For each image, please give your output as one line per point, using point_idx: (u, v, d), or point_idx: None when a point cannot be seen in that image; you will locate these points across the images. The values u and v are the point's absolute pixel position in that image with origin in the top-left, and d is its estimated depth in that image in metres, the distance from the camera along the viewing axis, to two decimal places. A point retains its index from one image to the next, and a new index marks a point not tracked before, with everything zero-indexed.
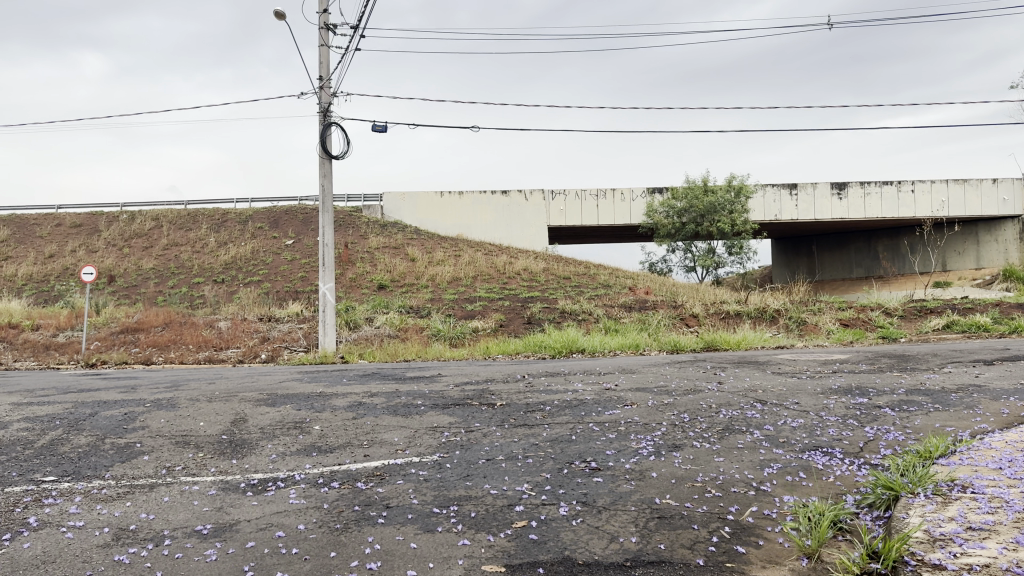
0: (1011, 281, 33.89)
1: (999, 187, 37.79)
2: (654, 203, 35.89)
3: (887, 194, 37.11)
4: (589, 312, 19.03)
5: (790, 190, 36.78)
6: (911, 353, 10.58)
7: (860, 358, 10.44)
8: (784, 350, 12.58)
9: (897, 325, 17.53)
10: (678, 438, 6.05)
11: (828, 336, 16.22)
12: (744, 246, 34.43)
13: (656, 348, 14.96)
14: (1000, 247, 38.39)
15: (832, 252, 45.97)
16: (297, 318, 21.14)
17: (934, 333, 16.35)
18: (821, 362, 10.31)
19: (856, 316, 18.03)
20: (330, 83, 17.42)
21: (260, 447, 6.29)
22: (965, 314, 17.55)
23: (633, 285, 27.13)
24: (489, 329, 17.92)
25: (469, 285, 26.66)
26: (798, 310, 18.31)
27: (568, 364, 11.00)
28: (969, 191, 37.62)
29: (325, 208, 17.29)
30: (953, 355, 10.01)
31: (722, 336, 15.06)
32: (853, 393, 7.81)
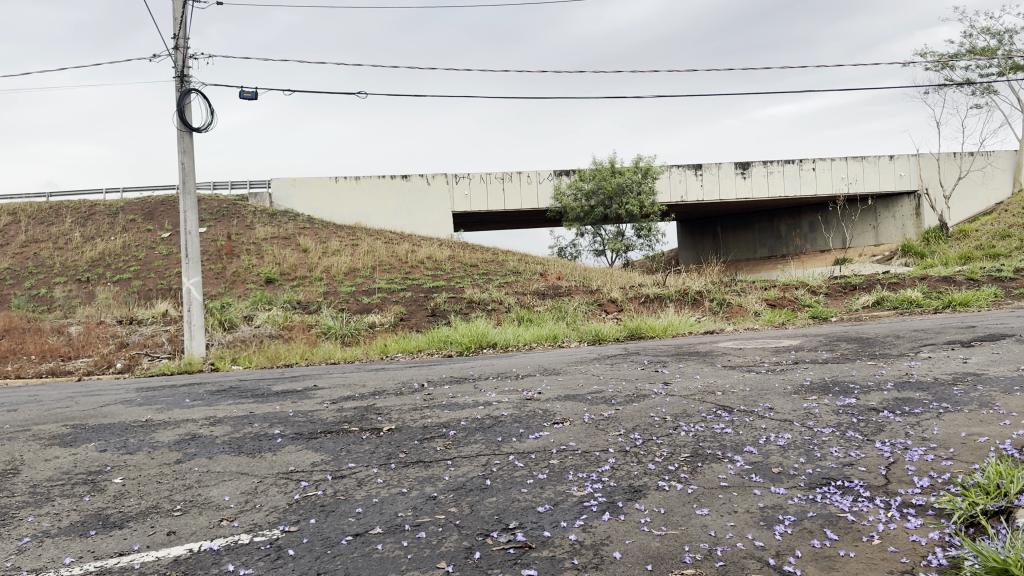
0: (911, 255, 34.09)
1: (896, 163, 37.75)
2: (560, 185, 34.39)
3: (789, 172, 36.62)
4: (499, 301, 17.20)
5: (695, 170, 35.92)
6: (872, 337, 9.16)
7: (815, 344, 8.94)
8: (722, 337, 11.05)
9: (826, 303, 16.31)
10: (635, 476, 4.25)
11: (757, 318, 14.87)
12: (653, 228, 33.38)
13: (575, 340, 13.26)
14: (898, 222, 38.92)
15: (737, 232, 45.82)
16: (165, 319, 18.50)
17: (866, 311, 15.22)
18: (775, 350, 8.76)
19: (782, 296, 16.74)
20: (189, 45, 14.91)
21: (14, 524, 4.17)
22: (894, 290, 16.54)
23: (544, 271, 25.46)
24: (386, 323, 15.86)
25: (367, 276, 24.40)
26: (721, 291, 16.89)
27: (478, 365, 9.10)
28: (867, 168, 37.35)
29: (187, 190, 14.81)
30: (921, 338, 8.63)
31: (646, 322, 13.49)
32: (833, 391, 6.21)
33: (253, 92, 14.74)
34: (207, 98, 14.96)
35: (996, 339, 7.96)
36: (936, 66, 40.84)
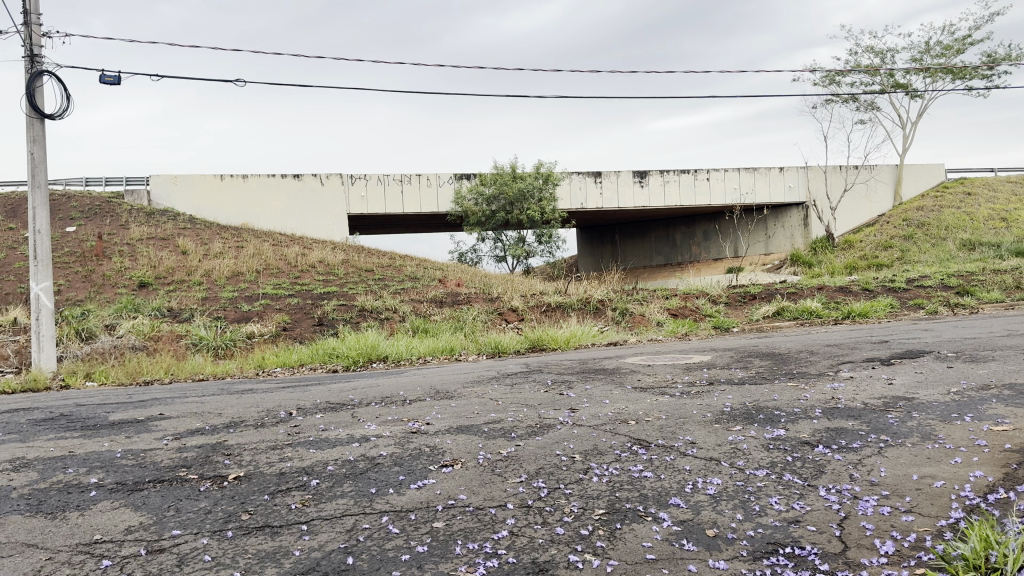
0: (799, 264, 35.01)
1: (786, 175, 38.80)
2: (461, 189, 33.53)
3: (684, 182, 36.89)
4: (392, 309, 16.11)
5: (596, 177, 35.61)
6: (784, 352, 8.63)
7: (727, 361, 8.32)
8: (626, 351, 10.37)
9: (727, 312, 15.83)
10: (540, 547, 3.34)
11: (660, 328, 14.30)
12: (554, 234, 32.87)
13: (473, 352, 12.32)
14: (787, 232, 39.99)
15: (635, 240, 46.10)
16: (15, 329, 16.44)
17: (767, 321, 14.88)
18: (685, 367, 8.07)
19: (683, 304, 16.12)
20: (39, 20, 13.13)
21: None
22: (793, 300, 16.34)
23: (443, 277, 24.46)
24: (266, 334, 14.50)
25: (252, 281, 22.74)
26: (623, 300, 16.32)
27: (361, 386, 8.00)
28: (759, 179, 38.14)
29: (36, 184, 13.01)
30: (836, 354, 8.16)
31: (549, 333, 12.70)
32: (758, 420, 5.51)
33: (114, 76, 13.14)
34: (61, 80, 13.24)
35: (914, 358, 7.54)
36: (823, 82, 42.35)
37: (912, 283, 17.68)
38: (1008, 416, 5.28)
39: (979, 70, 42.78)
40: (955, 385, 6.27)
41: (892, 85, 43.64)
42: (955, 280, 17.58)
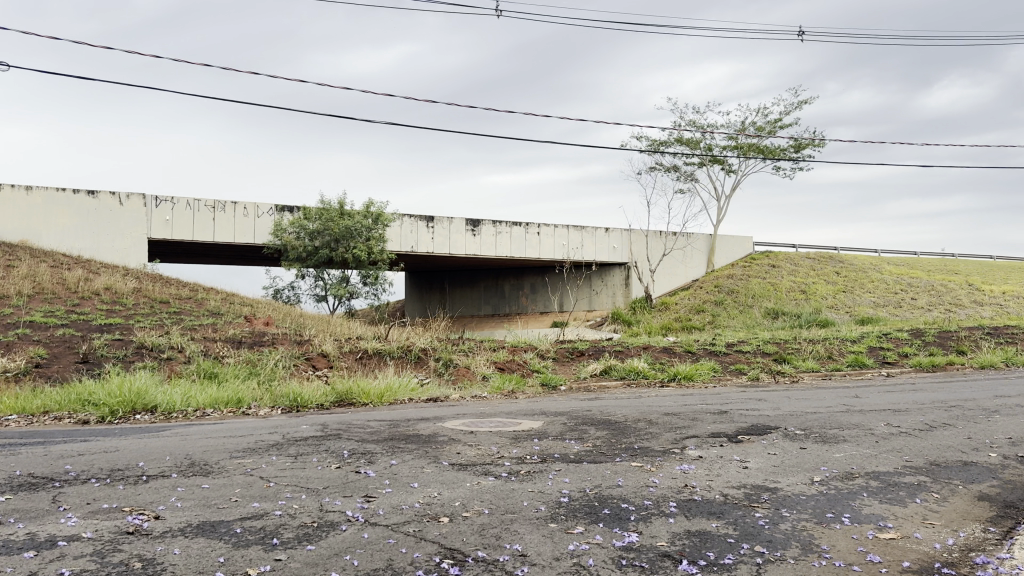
0: (620, 322, 35.58)
1: (610, 236, 39.61)
2: (282, 222, 31.24)
3: (516, 234, 36.52)
4: (181, 348, 13.89)
5: (427, 222, 34.37)
6: (619, 419, 7.61)
7: (556, 428, 7.15)
8: (444, 410, 8.96)
9: (554, 369, 14.76)
10: None
11: (485, 384, 12.98)
12: (380, 277, 31.14)
13: (265, 405, 10.48)
14: (608, 291, 40.56)
15: (463, 288, 45.32)
16: None
17: (594, 380, 13.94)
18: (511, 434, 6.80)
19: (510, 359, 14.95)
20: None
21: None
22: (620, 358, 15.60)
23: (250, 315, 22.05)
24: (12, 372, 11.83)
25: (18, 306, 19.36)
26: (448, 350, 15.02)
27: (92, 453, 6.04)
28: (586, 238, 38.63)
29: None
30: (677, 423, 7.23)
31: (360, 385, 11.10)
32: (602, 516, 4.32)
33: None
34: None
35: (761, 435, 6.74)
36: (649, 149, 44.05)
37: (731, 348, 17.65)
38: (887, 519, 4.44)
39: (785, 153, 46.33)
40: (816, 472, 5.45)
41: (710, 159, 46.22)
42: (771, 347, 17.74)
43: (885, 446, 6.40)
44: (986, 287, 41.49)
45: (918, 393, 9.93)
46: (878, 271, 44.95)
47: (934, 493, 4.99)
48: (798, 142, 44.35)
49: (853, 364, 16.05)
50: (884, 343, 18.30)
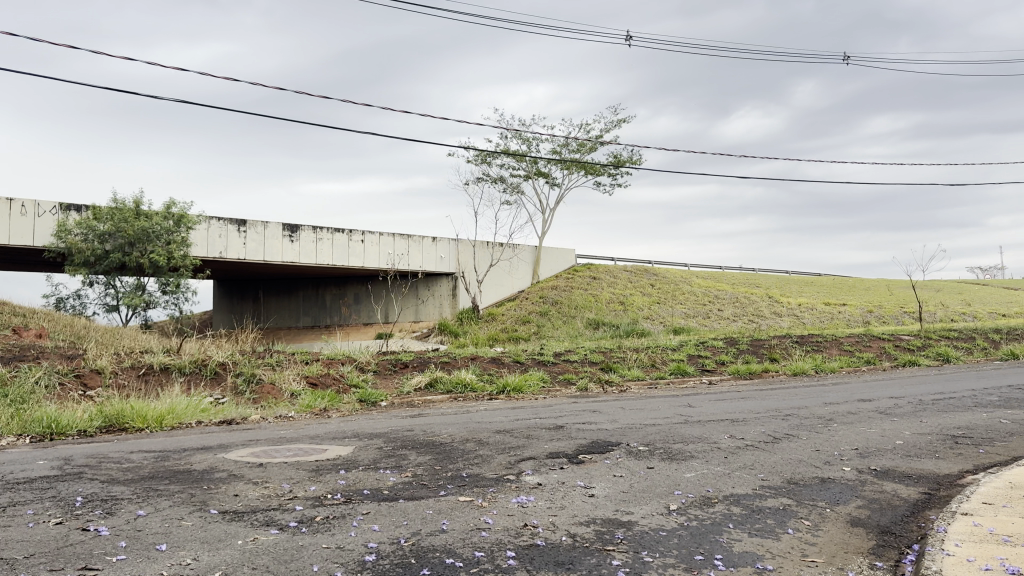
0: (446, 333, 34.73)
1: (438, 246, 38.52)
2: (67, 221, 27.59)
3: (338, 241, 34.59)
4: None
5: (239, 225, 31.74)
6: (443, 441, 6.51)
7: (368, 454, 5.93)
8: (234, 437, 7.46)
9: (374, 384, 13.43)
10: None
11: (292, 403, 11.47)
12: (183, 284, 28.29)
13: (10, 434, 8.46)
14: (435, 301, 39.33)
15: (280, 298, 42.57)
16: None
17: (417, 395, 12.73)
18: (312, 466, 5.50)
19: (324, 372, 13.42)
20: None
21: None
22: (447, 370, 14.50)
23: (20, 325, 18.94)
24: None
25: None
26: (252, 364, 13.30)
27: None
28: (412, 247, 37.33)
29: None
30: (509, 442, 6.24)
31: (137, 407, 9.33)
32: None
33: None
34: None
35: (604, 452, 5.88)
36: (475, 159, 43.63)
37: (559, 357, 17.11)
38: (764, 559, 3.67)
39: (605, 169, 47.63)
40: (671, 499, 4.63)
41: (535, 172, 46.58)
42: (598, 356, 17.41)
43: (736, 464, 5.75)
44: (783, 299, 44.66)
45: (750, 401, 9.63)
46: (690, 284, 47.19)
47: (804, 521, 4.31)
48: (619, 159, 45.64)
49: (676, 372, 15.99)
50: (703, 351, 18.47)
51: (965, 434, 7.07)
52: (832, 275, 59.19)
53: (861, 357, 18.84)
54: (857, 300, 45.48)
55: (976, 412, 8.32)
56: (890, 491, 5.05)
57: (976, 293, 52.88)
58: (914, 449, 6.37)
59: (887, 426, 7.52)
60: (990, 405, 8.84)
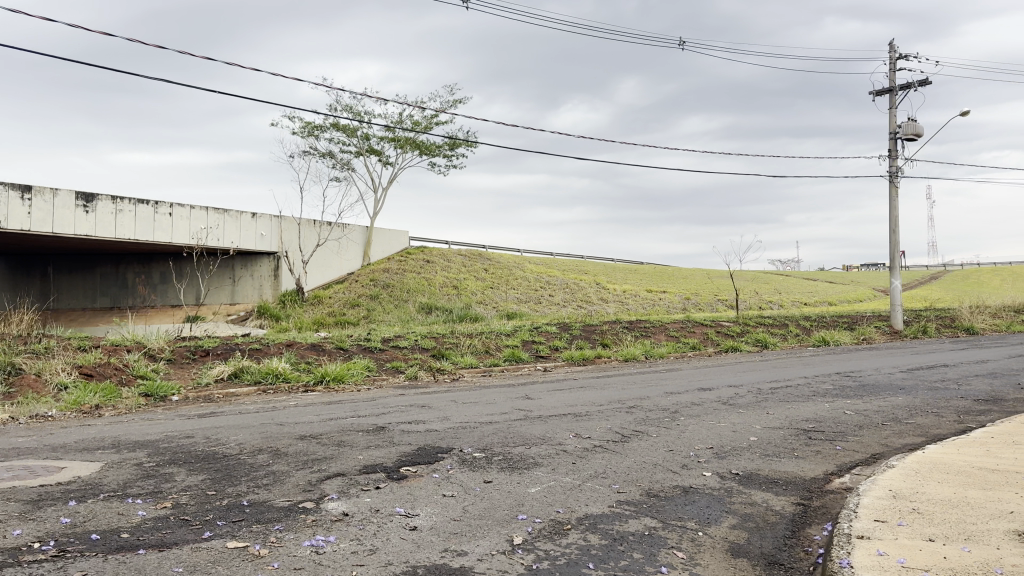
0: (267, 317, 32.39)
1: (258, 222, 35.65)
2: None
3: (141, 214, 31.07)
4: None
5: (22, 191, 27.56)
6: (227, 454, 5.14)
7: (123, 478, 4.52)
8: None
9: (166, 375, 11.61)
10: None
11: (57, 399, 9.50)
12: None
13: None
14: (255, 282, 36.56)
15: (72, 275, 38.00)
16: None
17: (218, 388, 11.07)
18: (28, 496, 4.10)
19: (104, 362, 11.40)
20: None
21: None
22: (257, 359, 12.84)
23: None
24: None
25: None
26: (12, 352, 11.06)
27: None
28: (228, 222, 34.21)
29: None
30: (314, 453, 5.00)
31: None
32: None
33: None
34: None
35: (430, 463, 4.77)
36: (302, 132, 41.05)
37: (386, 344, 15.88)
38: None
39: (440, 150, 46.52)
40: (514, 528, 3.62)
41: (366, 149, 44.63)
42: (429, 342, 16.35)
43: (586, 472, 4.80)
44: (611, 286, 45.64)
45: (590, 391, 8.87)
46: (522, 269, 47.18)
47: (677, 552, 3.44)
48: (453, 140, 44.70)
49: (509, 359, 15.22)
50: (537, 336, 17.83)
51: (815, 428, 6.62)
52: (655, 263, 61.59)
53: (688, 343, 19.00)
54: (678, 288, 47.35)
55: (817, 403, 8.00)
56: (763, 504, 4.34)
57: (781, 283, 56.85)
58: (773, 448, 5.77)
59: (737, 419, 6.95)
60: (827, 395, 8.61)
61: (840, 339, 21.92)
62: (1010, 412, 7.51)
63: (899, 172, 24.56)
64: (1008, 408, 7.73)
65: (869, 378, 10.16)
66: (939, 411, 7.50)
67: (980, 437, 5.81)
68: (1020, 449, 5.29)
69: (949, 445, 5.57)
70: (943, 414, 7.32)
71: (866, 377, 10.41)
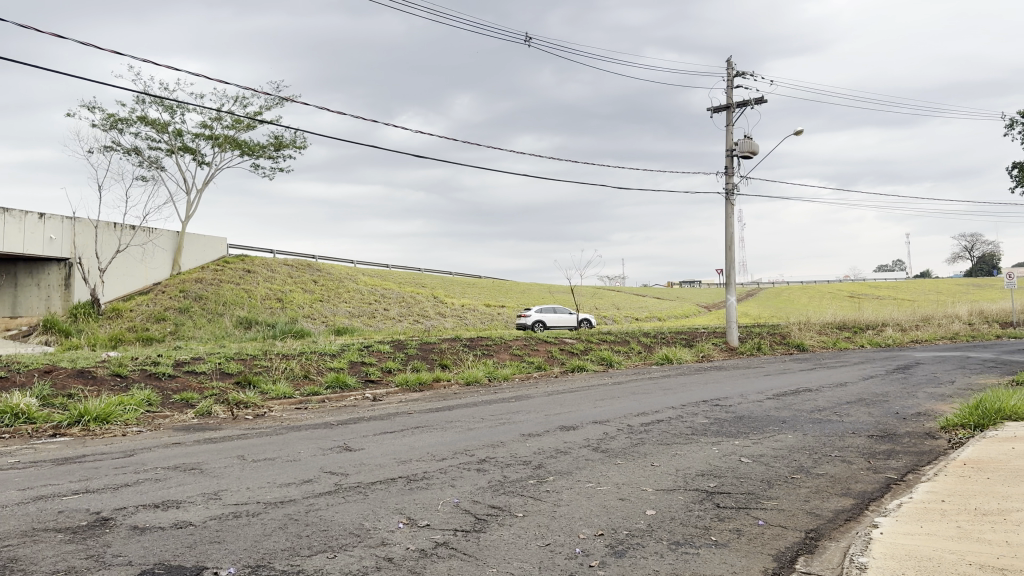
0: (53, 331, 27.76)
1: (46, 225, 30.77)
2: None
3: None
4: None
5: None
6: None
7: None
8: None
9: None
10: None
11: None
12: None
13: None
14: (41, 293, 31.70)
15: None
16: None
17: None
18: None
19: None
20: None
21: None
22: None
23: None
24: None
25: None
26: None
27: None
28: (9, 223, 28.87)
29: None
30: None
31: None
32: None
33: None
34: None
35: None
36: (103, 124, 36.47)
37: (183, 368, 13.23)
38: None
39: (263, 150, 43.20)
40: None
41: (179, 147, 40.49)
42: (236, 364, 13.86)
43: None
44: (447, 299, 44.03)
45: (428, 433, 7.03)
46: (354, 281, 44.53)
47: None
48: (279, 140, 41.63)
49: (332, 385, 13.02)
50: (366, 357, 15.75)
51: (721, 487, 5.11)
52: (490, 277, 60.74)
53: (532, 362, 17.55)
54: (516, 302, 46.49)
55: (705, 446, 6.54)
56: None
57: (614, 297, 57.71)
58: (681, 530, 4.15)
59: (618, 474, 5.31)
60: (711, 434, 7.20)
61: (683, 357, 21.36)
62: (915, 454, 6.47)
63: (735, 189, 24.73)
64: (911, 448, 6.71)
65: (742, 409, 9.00)
66: (845, 456, 6.30)
67: (928, 502, 4.51)
68: (1000, 525, 3.96)
69: (902, 520, 4.19)
70: (851, 461, 6.12)
71: (735, 405, 9.26)
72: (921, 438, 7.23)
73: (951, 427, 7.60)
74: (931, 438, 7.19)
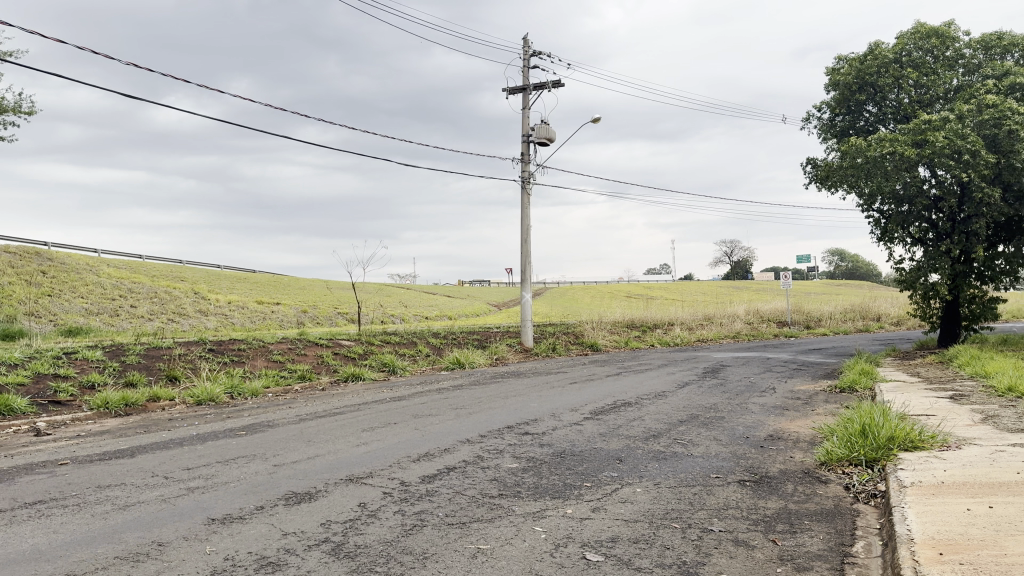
0: None
1: None
2: None
3: None
4: None
5: None
6: None
7: None
8: None
9: None
10: None
11: None
12: None
13: None
14: None
15: None
16: None
17: None
18: None
19: None
20: None
21: None
22: None
23: None
24: None
25: None
26: None
27: None
28: None
29: None
30: None
31: None
32: None
33: None
34: None
35: None
36: None
37: None
38: None
39: None
40: None
41: None
42: None
43: None
44: (212, 295, 38.91)
45: (35, 526, 3.90)
46: (97, 273, 38.03)
47: None
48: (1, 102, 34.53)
49: None
50: (61, 366, 11.79)
51: None
52: (265, 272, 55.44)
53: (294, 370, 14.30)
54: (295, 300, 42.32)
55: (524, 525, 3.93)
56: None
57: (400, 295, 54.80)
58: None
59: None
60: (528, 493, 4.61)
61: (475, 360, 19.05)
62: (825, 520, 4.33)
63: (530, 178, 22.89)
64: (811, 507, 4.60)
65: (560, 440, 6.54)
66: (737, 532, 3.99)
67: None
68: None
69: None
70: (754, 544, 3.80)
71: (550, 434, 6.81)
72: (808, 484, 5.18)
73: (835, 464, 5.69)
74: (823, 484, 5.16)
